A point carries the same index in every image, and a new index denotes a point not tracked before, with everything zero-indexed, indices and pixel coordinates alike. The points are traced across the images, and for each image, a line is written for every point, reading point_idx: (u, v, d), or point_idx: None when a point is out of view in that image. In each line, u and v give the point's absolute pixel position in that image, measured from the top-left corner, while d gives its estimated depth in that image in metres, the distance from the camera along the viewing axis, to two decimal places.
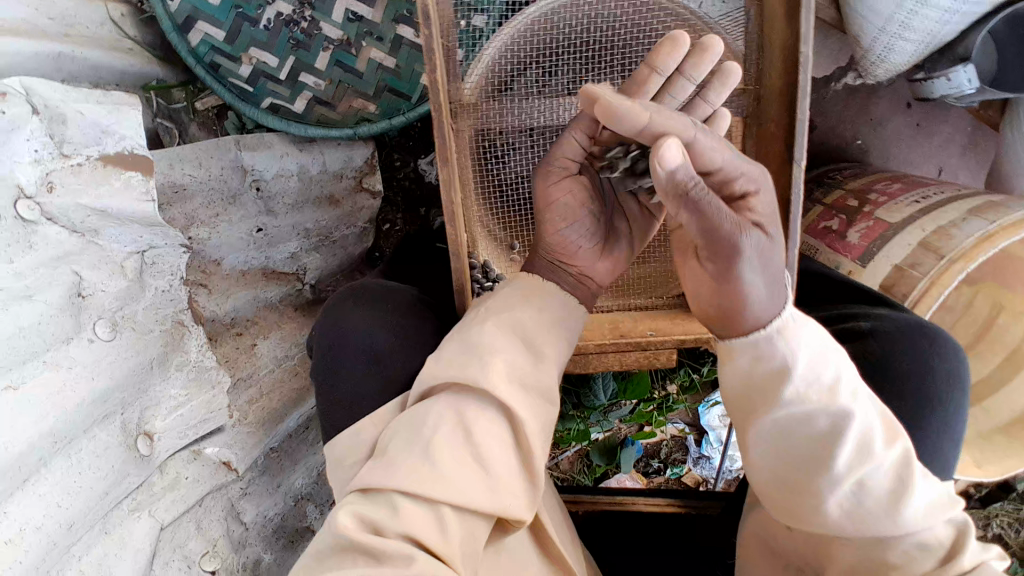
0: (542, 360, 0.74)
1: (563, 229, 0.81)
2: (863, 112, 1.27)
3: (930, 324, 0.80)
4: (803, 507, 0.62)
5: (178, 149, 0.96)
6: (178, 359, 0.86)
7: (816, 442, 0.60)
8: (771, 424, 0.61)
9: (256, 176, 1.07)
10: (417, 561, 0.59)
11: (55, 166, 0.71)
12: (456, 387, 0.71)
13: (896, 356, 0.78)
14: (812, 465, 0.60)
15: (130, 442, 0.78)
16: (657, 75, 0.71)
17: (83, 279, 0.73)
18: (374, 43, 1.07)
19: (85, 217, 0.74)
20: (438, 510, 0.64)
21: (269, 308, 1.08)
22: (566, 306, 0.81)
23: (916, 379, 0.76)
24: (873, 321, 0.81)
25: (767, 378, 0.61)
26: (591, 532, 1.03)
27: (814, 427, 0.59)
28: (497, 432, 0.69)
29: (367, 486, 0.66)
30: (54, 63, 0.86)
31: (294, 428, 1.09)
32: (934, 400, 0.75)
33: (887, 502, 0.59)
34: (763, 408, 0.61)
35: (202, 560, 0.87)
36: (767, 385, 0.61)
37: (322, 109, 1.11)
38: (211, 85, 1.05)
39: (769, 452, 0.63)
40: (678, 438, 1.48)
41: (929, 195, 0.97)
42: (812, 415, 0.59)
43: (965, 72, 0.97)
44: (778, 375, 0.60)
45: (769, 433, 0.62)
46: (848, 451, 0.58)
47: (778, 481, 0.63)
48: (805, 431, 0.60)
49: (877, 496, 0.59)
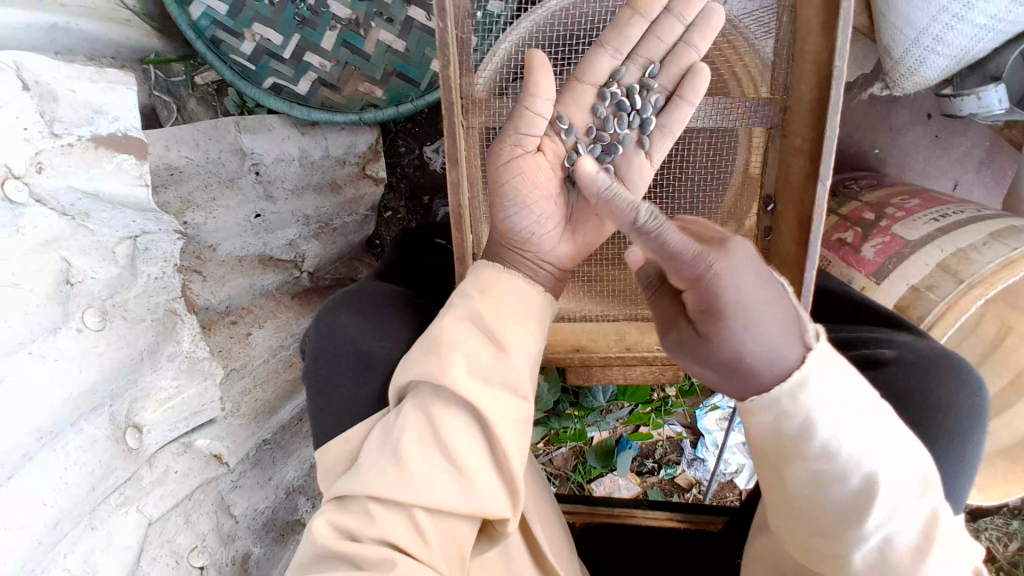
0: (509, 356, 0.68)
1: (508, 211, 0.75)
2: (882, 121, 1.24)
3: (954, 354, 0.79)
4: (826, 553, 0.59)
5: (174, 130, 0.91)
6: (171, 349, 0.84)
7: (848, 499, 0.55)
8: (806, 476, 0.56)
9: (256, 159, 1.03)
10: (397, 565, 0.59)
11: (46, 145, 0.68)
12: (424, 385, 0.68)
13: (924, 386, 0.76)
14: (843, 522, 0.56)
15: (119, 435, 0.76)
16: (642, 17, 0.75)
17: (72, 266, 0.70)
18: (383, 24, 1.02)
19: (76, 200, 0.70)
20: (412, 513, 0.63)
21: (265, 297, 1.05)
22: (525, 293, 0.73)
23: (938, 411, 0.74)
24: (894, 347, 0.80)
25: (795, 435, 0.54)
26: (596, 556, 1.02)
27: (848, 490, 0.55)
28: (466, 430, 0.65)
29: (343, 493, 0.65)
30: (50, 36, 0.81)
31: (287, 420, 1.06)
32: (948, 431, 0.74)
33: (910, 557, 0.56)
34: (799, 460, 0.56)
35: (190, 555, 0.85)
36: (793, 440, 0.55)
37: (327, 92, 1.06)
38: (211, 61, 0.98)
39: (797, 506, 0.59)
40: (674, 440, 1.46)
41: (948, 213, 0.95)
42: (844, 476, 0.54)
43: (996, 92, 0.97)
44: (806, 433, 0.54)
45: (803, 482, 0.56)
46: (880, 511, 0.54)
47: (801, 525, 0.60)
48: (836, 492, 0.55)
49: (902, 551, 0.56)
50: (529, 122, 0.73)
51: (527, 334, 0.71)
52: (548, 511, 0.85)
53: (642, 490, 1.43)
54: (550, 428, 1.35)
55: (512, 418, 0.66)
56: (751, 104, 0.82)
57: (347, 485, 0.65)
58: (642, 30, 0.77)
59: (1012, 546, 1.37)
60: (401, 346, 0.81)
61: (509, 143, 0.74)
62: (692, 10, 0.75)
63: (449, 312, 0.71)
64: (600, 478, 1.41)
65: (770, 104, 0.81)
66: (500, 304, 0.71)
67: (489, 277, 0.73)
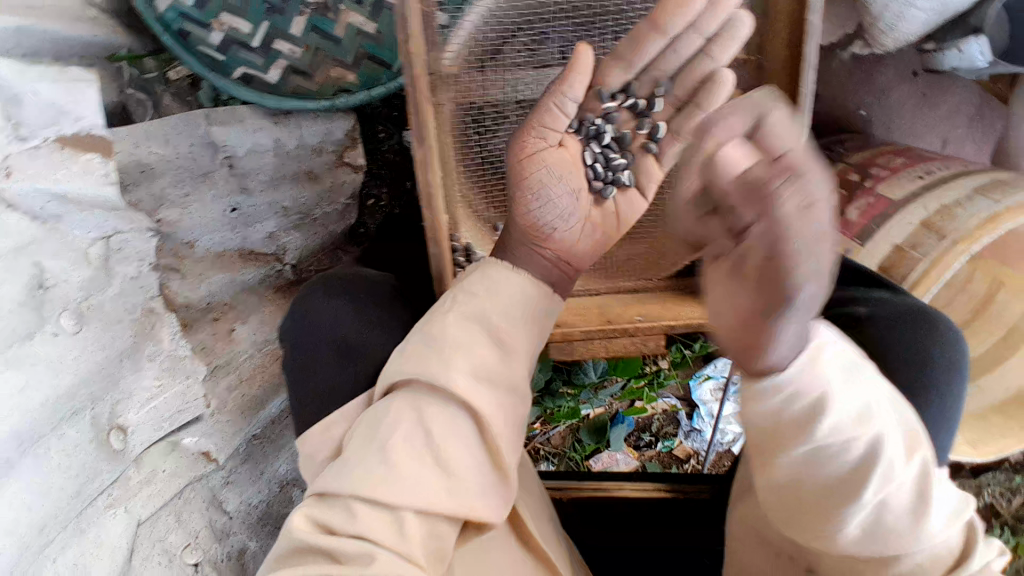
0: (517, 358, 0.69)
1: (531, 206, 0.75)
2: (867, 82, 1.21)
3: (931, 308, 0.78)
4: (817, 533, 0.52)
5: (143, 125, 0.87)
6: (151, 348, 0.83)
7: (843, 467, 0.50)
8: (801, 447, 0.51)
9: (228, 151, 0.99)
10: (377, 561, 0.57)
11: (14, 149, 0.68)
12: (418, 385, 0.67)
13: (892, 339, 0.76)
14: (835, 491, 0.51)
15: (101, 437, 0.76)
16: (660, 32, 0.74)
17: (45, 271, 0.69)
18: (352, 5, 0.98)
19: (47, 203, 0.69)
20: (398, 513, 0.60)
21: (249, 292, 1.03)
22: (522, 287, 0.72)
23: (916, 365, 0.74)
24: (869, 306, 0.80)
25: (797, 412, 0.52)
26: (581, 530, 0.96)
27: (845, 457, 0.50)
28: (461, 428, 0.64)
29: (324, 491, 0.63)
30: (12, 36, 0.79)
31: (277, 414, 1.05)
32: (930, 384, 0.72)
33: (911, 526, 0.50)
34: (797, 433, 0.52)
35: (182, 552, 0.85)
36: (797, 415, 0.52)
37: (300, 79, 1.02)
38: (179, 54, 0.94)
39: (784, 482, 0.53)
40: (670, 412, 1.43)
41: (932, 170, 0.94)
42: (846, 444, 0.50)
43: (977, 45, 0.94)
44: (811, 407, 0.51)
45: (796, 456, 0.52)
46: (877, 477, 0.49)
47: (787, 502, 0.54)
48: (833, 462, 0.51)
49: (898, 520, 0.50)
50: (552, 116, 0.77)
51: (530, 330, 0.71)
52: (533, 501, 0.81)
53: (640, 463, 1.39)
54: (546, 408, 1.40)
55: (504, 415, 0.66)
56: None
57: (331, 482, 0.63)
58: (659, 44, 0.76)
59: (1015, 500, 1.38)
60: (377, 330, 0.81)
61: (533, 136, 0.76)
62: (719, 20, 0.73)
63: (447, 309, 0.70)
64: (599, 454, 1.39)
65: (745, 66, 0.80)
66: (503, 303, 0.70)
67: (495, 275, 0.72)
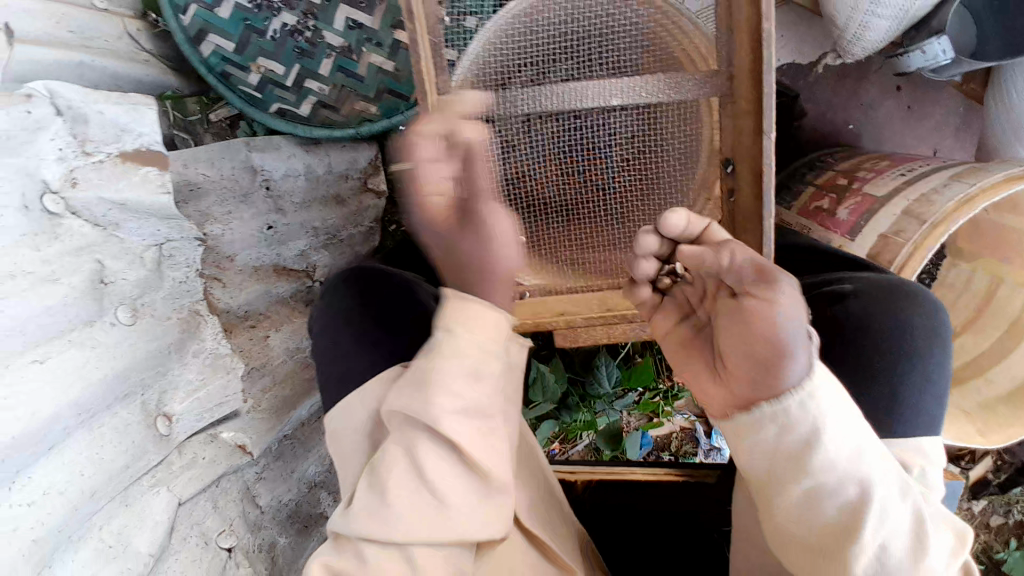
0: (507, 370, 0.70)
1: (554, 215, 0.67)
2: (853, 97, 1.28)
3: (910, 282, 0.85)
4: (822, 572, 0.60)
5: (191, 149, 1.00)
6: (196, 346, 0.92)
7: (836, 513, 0.59)
8: (800, 487, 0.59)
9: (267, 176, 1.11)
10: None
11: (78, 162, 0.78)
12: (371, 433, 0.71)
13: (874, 313, 0.82)
14: (842, 535, 0.58)
15: (149, 421, 0.83)
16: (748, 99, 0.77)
17: (105, 267, 0.80)
18: (373, 49, 1.10)
19: (107, 211, 0.80)
20: (405, 551, 0.66)
21: (280, 303, 1.13)
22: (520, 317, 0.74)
23: (894, 333, 0.81)
24: (853, 283, 0.87)
25: (792, 449, 0.59)
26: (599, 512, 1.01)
27: (835, 504, 0.59)
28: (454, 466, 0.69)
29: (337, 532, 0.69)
30: (75, 70, 0.91)
31: (306, 417, 1.14)
32: (907, 354, 0.80)
33: (911, 563, 0.57)
34: (779, 483, 0.61)
35: (219, 537, 0.90)
36: (791, 457, 0.60)
37: (327, 112, 1.15)
38: (223, 93, 1.10)
39: (797, 519, 0.60)
40: (686, 430, 1.50)
41: (914, 169, 1.00)
42: (840, 485, 0.58)
43: (940, 44, 1.01)
44: (811, 441, 0.58)
45: (790, 506, 0.61)
46: (873, 523, 0.57)
47: (811, 541, 0.60)
48: (829, 504, 0.59)
49: (901, 560, 0.57)
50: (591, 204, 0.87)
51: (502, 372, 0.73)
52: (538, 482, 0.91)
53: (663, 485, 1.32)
54: (561, 423, 1.37)
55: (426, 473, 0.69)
56: (696, 79, 0.86)
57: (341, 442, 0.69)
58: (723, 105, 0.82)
59: None
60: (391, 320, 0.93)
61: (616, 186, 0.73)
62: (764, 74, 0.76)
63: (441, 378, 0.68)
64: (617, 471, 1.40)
65: (716, 76, 0.85)
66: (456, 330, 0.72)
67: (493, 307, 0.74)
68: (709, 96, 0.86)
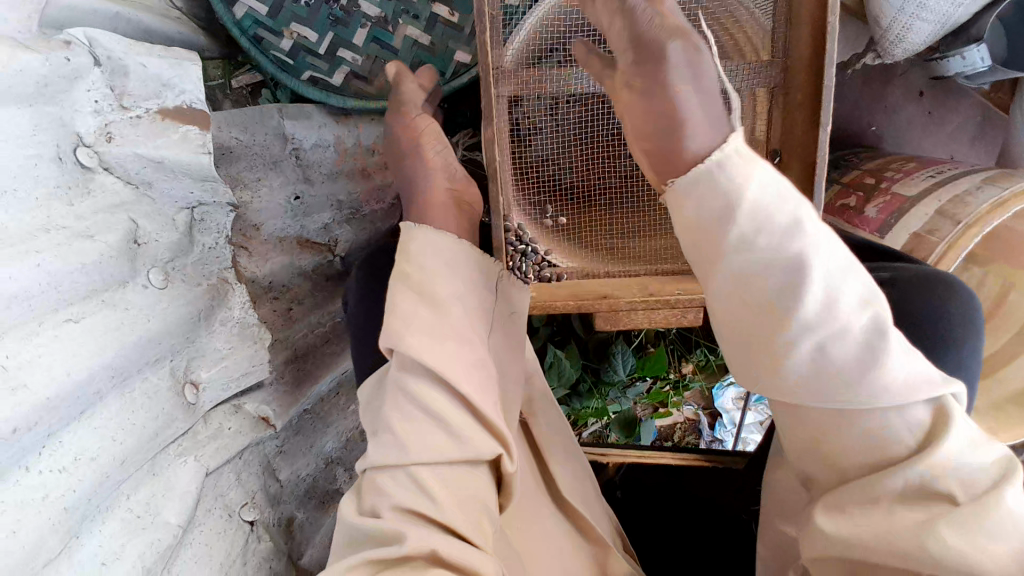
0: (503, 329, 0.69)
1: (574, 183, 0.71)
2: (877, 100, 1.30)
3: (947, 274, 0.88)
4: (812, 420, 0.56)
5: (226, 113, 0.98)
6: (223, 313, 0.90)
7: (774, 287, 0.52)
8: (734, 256, 0.53)
9: (297, 144, 1.08)
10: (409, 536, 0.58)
11: (114, 117, 0.76)
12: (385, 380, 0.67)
13: (913, 299, 0.85)
14: (769, 317, 0.52)
15: (178, 388, 0.80)
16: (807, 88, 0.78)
17: (139, 228, 0.76)
18: (410, 21, 1.08)
19: (140, 168, 0.77)
20: (414, 473, 0.63)
21: (304, 277, 1.10)
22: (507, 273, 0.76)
23: (932, 320, 0.83)
24: (892, 271, 0.89)
25: (714, 216, 0.55)
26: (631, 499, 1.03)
27: (775, 278, 0.52)
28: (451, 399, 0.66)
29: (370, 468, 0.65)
30: (110, 22, 0.88)
31: (326, 392, 1.12)
32: (944, 339, 0.82)
33: (857, 351, 0.51)
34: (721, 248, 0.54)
35: (241, 509, 0.88)
36: (711, 227, 0.55)
37: (358, 84, 1.12)
38: (255, 57, 1.06)
39: (732, 304, 0.54)
40: (691, 421, 1.53)
41: (944, 171, 1.02)
42: (775, 259, 0.52)
43: (979, 51, 1.04)
44: (728, 210, 0.54)
45: (738, 279, 0.53)
46: (811, 296, 0.51)
47: (735, 321, 0.55)
48: (772, 275, 0.52)
49: (837, 352, 0.51)
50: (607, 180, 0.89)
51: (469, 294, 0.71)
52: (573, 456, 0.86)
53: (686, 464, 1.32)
54: (572, 410, 1.37)
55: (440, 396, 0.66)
56: (752, 67, 0.88)
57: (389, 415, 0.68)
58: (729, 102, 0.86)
59: None
60: None
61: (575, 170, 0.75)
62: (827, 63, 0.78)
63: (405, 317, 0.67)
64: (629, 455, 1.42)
65: (770, 66, 0.87)
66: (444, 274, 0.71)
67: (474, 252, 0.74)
68: (759, 87, 0.89)
